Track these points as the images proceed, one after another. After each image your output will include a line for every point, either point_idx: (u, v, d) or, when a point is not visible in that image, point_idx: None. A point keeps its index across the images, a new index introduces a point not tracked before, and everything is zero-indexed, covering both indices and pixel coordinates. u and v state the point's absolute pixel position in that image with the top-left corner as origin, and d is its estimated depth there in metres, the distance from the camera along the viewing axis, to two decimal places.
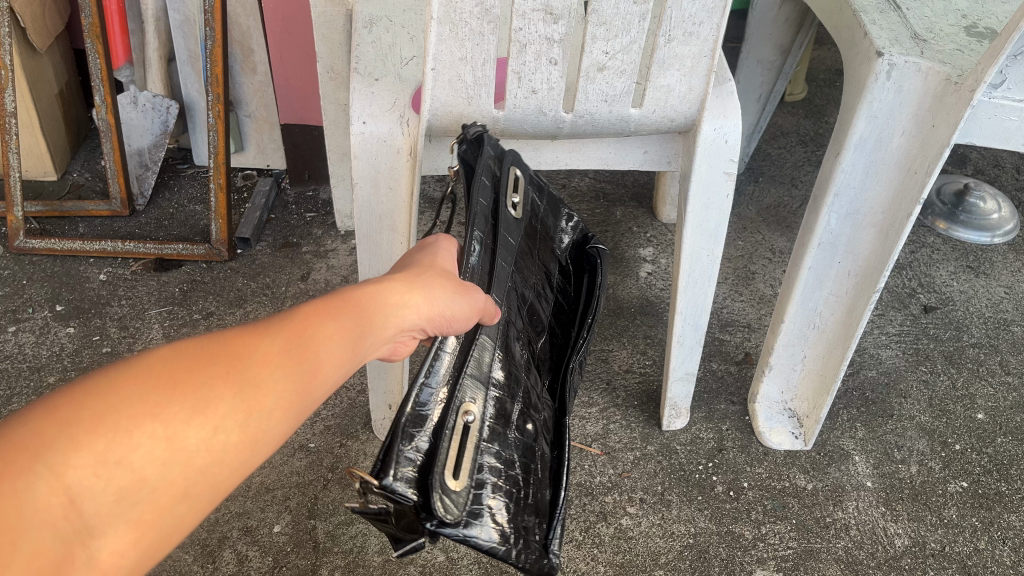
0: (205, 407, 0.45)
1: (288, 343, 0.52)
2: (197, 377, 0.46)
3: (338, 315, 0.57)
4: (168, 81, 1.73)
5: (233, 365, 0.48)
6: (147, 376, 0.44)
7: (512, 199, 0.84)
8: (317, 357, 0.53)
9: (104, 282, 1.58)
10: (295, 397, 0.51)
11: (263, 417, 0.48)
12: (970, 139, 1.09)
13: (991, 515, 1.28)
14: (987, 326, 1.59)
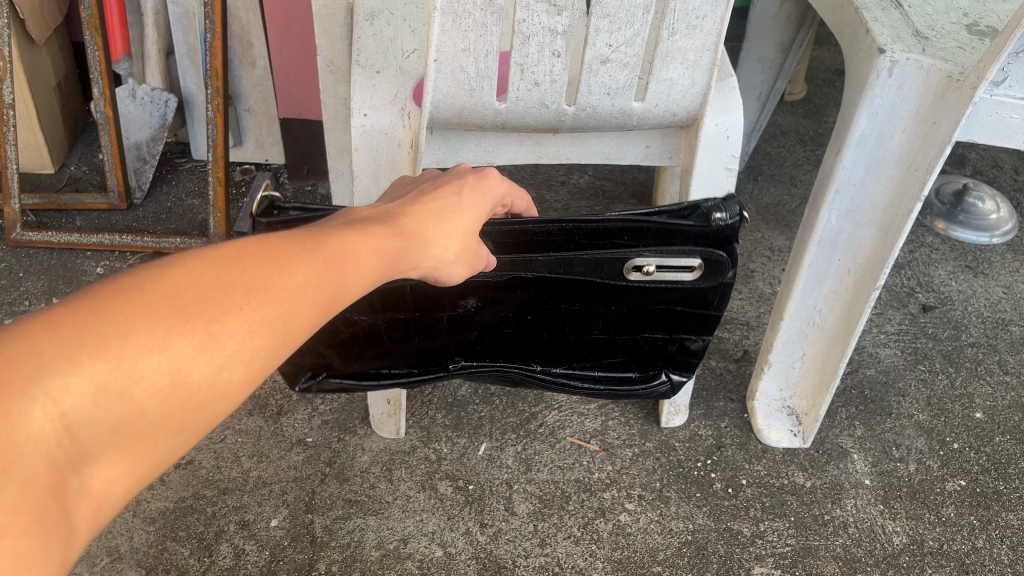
0: (213, 344, 0.47)
1: (301, 283, 0.53)
2: (209, 312, 0.47)
3: (350, 260, 0.58)
4: (167, 75, 1.72)
5: (247, 301, 0.50)
6: (160, 306, 0.45)
7: (649, 266, 0.93)
8: (324, 301, 0.55)
9: (101, 275, 1.57)
10: (295, 338, 0.53)
11: (265, 354, 0.51)
12: (971, 136, 1.09)
13: (989, 513, 1.28)
14: (985, 325, 1.59)
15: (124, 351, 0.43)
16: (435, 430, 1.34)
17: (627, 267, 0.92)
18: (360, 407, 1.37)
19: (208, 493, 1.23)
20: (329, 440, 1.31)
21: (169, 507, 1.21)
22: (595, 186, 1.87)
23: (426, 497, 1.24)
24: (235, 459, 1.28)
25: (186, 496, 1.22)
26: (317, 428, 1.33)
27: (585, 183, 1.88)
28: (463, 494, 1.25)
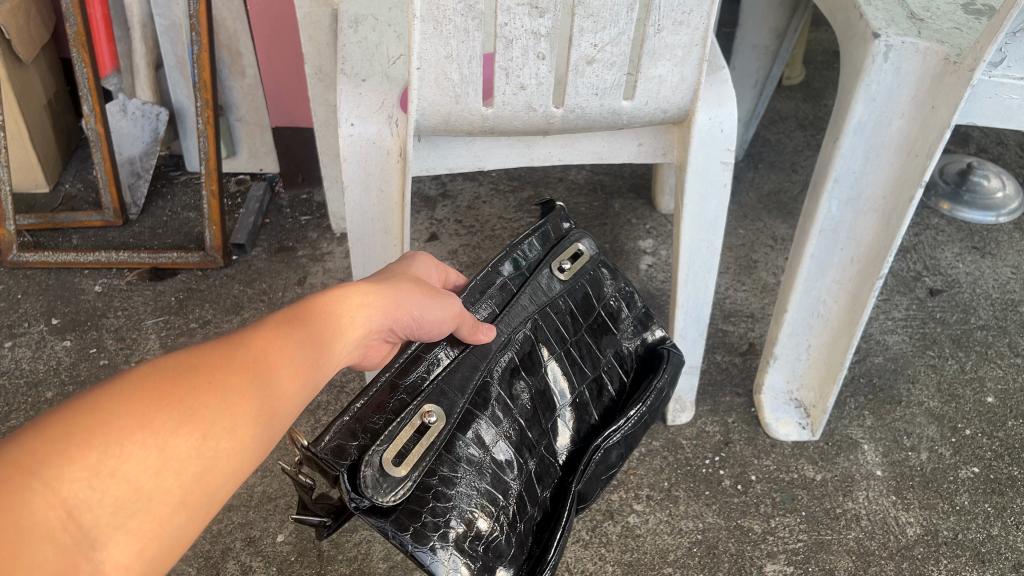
0: (193, 417, 0.48)
1: (254, 354, 0.55)
2: (182, 390, 0.49)
3: (301, 326, 0.61)
4: (157, 88, 1.72)
5: (215, 376, 0.51)
6: (134, 391, 0.46)
7: (563, 265, 0.90)
8: (289, 364, 0.57)
9: (99, 293, 1.56)
10: (273, 403, 0.54)
11: (249, 421, 0.52)
12: (971, 120, 1.06)
13: (1004, 500, 1.26)
14: (995, 307, 1.57)
15: (106, 436, 0.44)
16: None
17: (556, 275, 0.89)
18: None
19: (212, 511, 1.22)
20: None
21: None
22: (593, 182, 1.86)
23: None
24: None
25: None
26: None
27: (582, 178, 1.87)
28: None
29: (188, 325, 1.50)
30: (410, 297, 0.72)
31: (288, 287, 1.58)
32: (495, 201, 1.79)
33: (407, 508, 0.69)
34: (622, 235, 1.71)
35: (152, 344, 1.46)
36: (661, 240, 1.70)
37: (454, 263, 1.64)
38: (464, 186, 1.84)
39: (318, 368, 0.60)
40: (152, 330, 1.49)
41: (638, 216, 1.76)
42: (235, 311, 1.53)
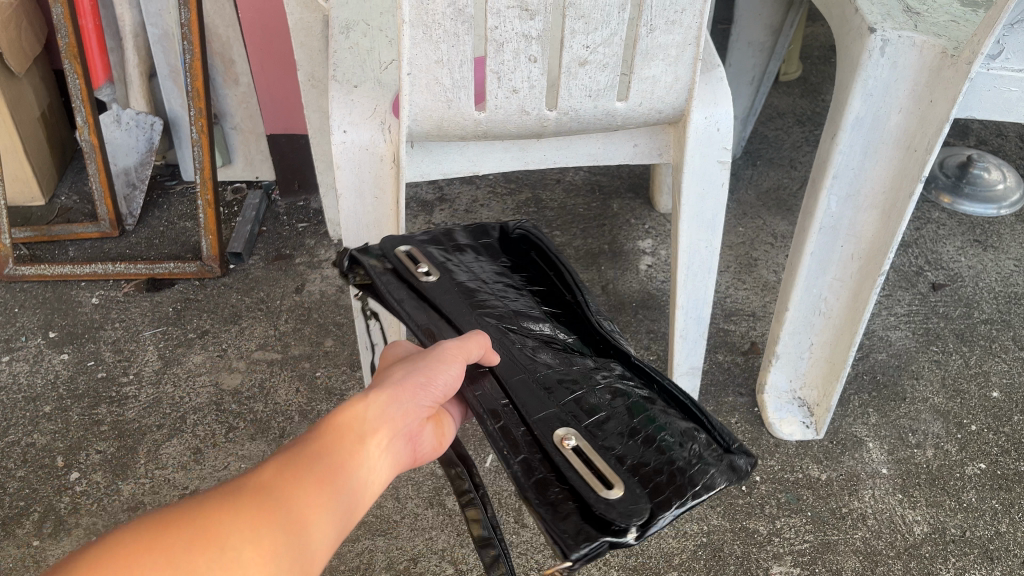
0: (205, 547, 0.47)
1: (267, 483, 0.54)
2: (192, 511, 0.49)
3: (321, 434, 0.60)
4: (151, 98, 1.71)
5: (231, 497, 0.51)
6: (142, 522, 0.46)
7: (422, 271, 0.91)
8: (313, 470, 0.57)
9: (96, 305, 1.55)
10: (304, 510, 0.54)
11: (275, 530, 0.51)
12: (970, 113, 1.05)
13: (1011, 495, 1.24)
14: (998, 300, 1.56)
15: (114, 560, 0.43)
16: None
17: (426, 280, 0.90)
18: None
19: None
20: None
21: None
22: (591, 183, 1.85)
23: (434, 514, 1.22)
24: None
25: None
26: None
27: (580, 180, 1.86)
28: None
29: (185, 336, 1.49)
30: (411, 372, 0.70)
31: (285, 296, 1.57)
32: (493, 204, 1.78)
33: (658, 503, 0.70)
34: (621, 236, 1.70)
35: (150, 355, 1.45)
36: (660, 240, 1.69)
37: None
38: (461, 189, 1.83)
39: (348, 483, 0.58)
40: (150, 341, 1.48)
41: (637, 216, 1.75)
42: (233, 320, 1.52)
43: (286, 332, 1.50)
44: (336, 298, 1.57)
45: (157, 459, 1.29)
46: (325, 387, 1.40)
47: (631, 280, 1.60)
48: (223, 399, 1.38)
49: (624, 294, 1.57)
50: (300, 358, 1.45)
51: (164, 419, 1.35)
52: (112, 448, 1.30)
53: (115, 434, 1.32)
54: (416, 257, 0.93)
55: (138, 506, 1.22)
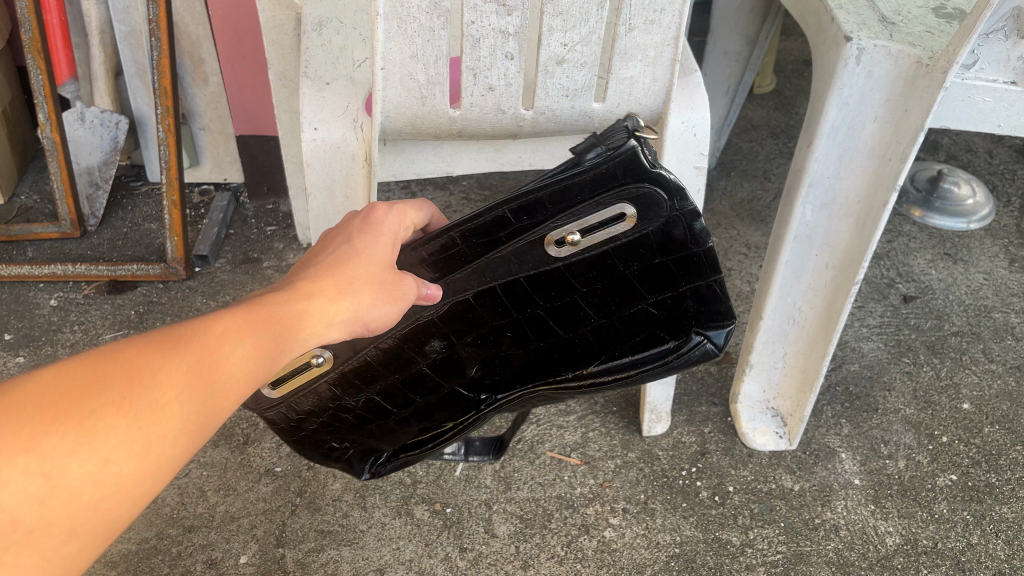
0: (95, 437, 0.48)
1: (202, 373, 0.55)
2: (124, 377, 0.51)
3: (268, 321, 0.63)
4: (117, 96, 1.67)
5: (164, 365, 0.53)
6: (72, 388, 0.48)
7: (573, 234, 0.84)
8: (246, 356, 0.59)
9: (55, 307, 1.51)
10: (228, 391, 0.57)
11: (196, 410, 0.54)
12: (943, 123, 1.05)
13: (983, 507, 1.24)
14: (968, 313, 1.57)
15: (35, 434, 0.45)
16: None
17: (551, 241, 0.84)
18: None
19: (172, 532, 1.17)
20: (299, 468, 1.25)
21: (132, 549, 1.14)
22: None
23: (402, 523, 1.19)
24: (201, 494, 1.21)
25: (150, 536, 1.16)
26: (286, 456, 1.27)
27: None
28: (440, 518, 1.20)
29: None
30: (379, 281, 0.73)
31: None
32: (466, 210, 1.76)
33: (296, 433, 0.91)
34: None
35: None
36: None
37: None
38: (434, 195, 1.80)
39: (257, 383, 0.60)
40: None
41: None
42: None
43: None
44: None
45: None
46: None
47: None
48: None
49: None
50: None
51: None
52: None
53: None
54: (576, 245, 0.84)
55: None
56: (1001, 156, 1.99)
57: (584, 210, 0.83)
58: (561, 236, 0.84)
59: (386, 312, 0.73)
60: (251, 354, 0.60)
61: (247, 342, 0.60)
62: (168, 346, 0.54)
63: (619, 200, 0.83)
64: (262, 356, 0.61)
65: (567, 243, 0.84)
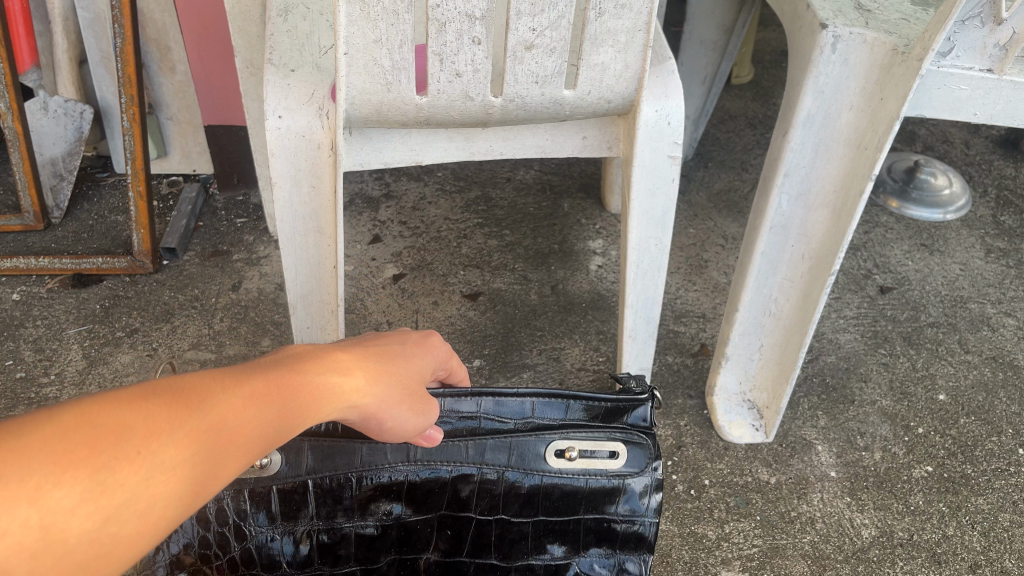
0: (102, 493, 0.44)
1: (222, 431, 0.52)
2: (149, 419, 0.48)
3: (301, 381, 0.59)
4: (81, 85, 1.63)
5: (187, 415, 0.50)
6: (94, 424, 0.45)
7: (571, 451, 0.82)
8: (272, 415, 0.56)
9: (17, 301, 1.47)
10: (241, 452, 0.53)
11: (208, 467, 0.50)
12: (921, 112, 1.03)
13: (958, 499, 1.23)
14: (944, 304, 1.56)
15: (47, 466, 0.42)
16: None
17: (551, 447, 0.82)
18: None
19: None
20: None
21: None
22: (542, 182, 1.82)
23: None
24: None
25: None
26: None
27: (531, 178, 1.83)
28: None
29: (113, 335, 1.41)
30: (407, 384, 0.68)
31: (221, 293, 1.51)
32: (441, 201, 1.74)
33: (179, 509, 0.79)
34: (572, 236, 1.67)
35: (73, 355, 1.37)
36: (610, 240, 1.67)
37: (398, 265, 1.58)
38: (408, 186, 1.78)
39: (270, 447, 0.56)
40: (75, 339, 1.40)
41: (588, 216, 1.73)
42: (165, 318, 1.45)
43: (221, 330, 1.43)
44: (274, 296, 1.51)
45: None
46: None
47: (580, 281, 1.57)
48: None
49: (573, 295, 1.54)
50: (235, 360, 1.38)
51: None
52: None
53: None
54: (565, 462, 0.82)
55: None
56: (978, 147, 1.99)
57: (590, 430, 0.82)
58: (559, 447, 0.82)
59: (405, 421, 0.68)
60: (270, 424, 0.56)
61: (270, 412, 0.56)
62: (189, 404, 0.51)
63: (611, 437, 0.82)
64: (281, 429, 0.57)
65: (564, 458, 0.82)
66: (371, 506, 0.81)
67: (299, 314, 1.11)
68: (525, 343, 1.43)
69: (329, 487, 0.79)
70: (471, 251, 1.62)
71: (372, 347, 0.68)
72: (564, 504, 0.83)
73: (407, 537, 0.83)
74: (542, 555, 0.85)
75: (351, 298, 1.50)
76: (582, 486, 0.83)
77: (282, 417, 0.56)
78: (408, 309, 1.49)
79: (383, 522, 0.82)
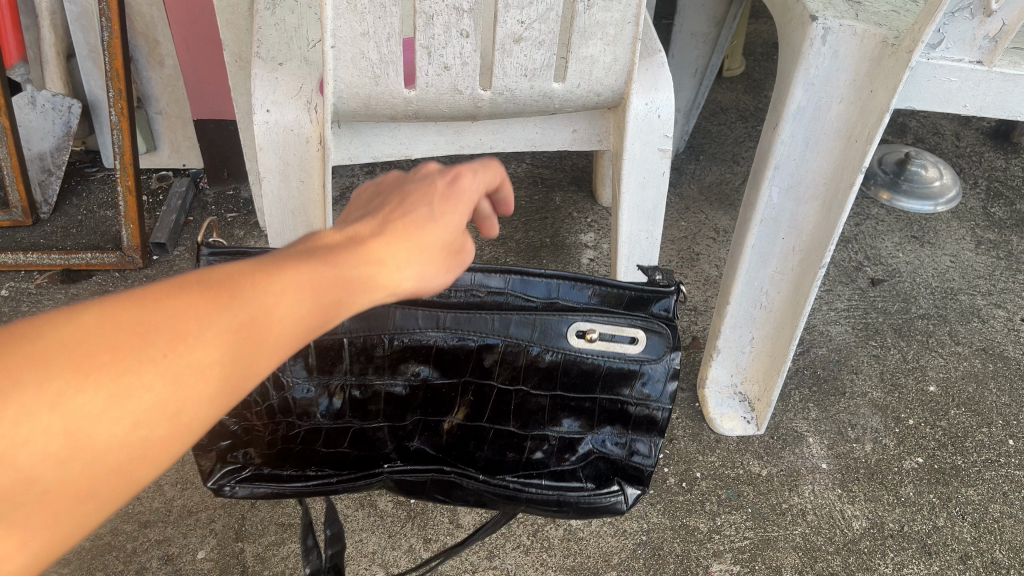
0: (124, 397, 0.37)
1: (279, 316, 0.43)
2: (176, 316, 0.40)
3: (373, 254, 0.49)
4: (69, 79, 1.62)
5: (231, 304, 0.42)
6: (111, 325, 0.38)
7: (591, 333, 0.80)
8: (345, 298, 0.47)
9: (6, 297, 1.46)
10: (302, 336, 0.45)
11: (258, 362, 0.43)
12: (910, 104, 1.04)
13: (949, 490, 1.24)
14: (935, 296, 1.57)
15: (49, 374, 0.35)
16: None
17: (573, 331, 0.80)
18: None
19: (128, 528, 1.12)
20: None
21: (84, 546, 1.10)
22: (533, 175, 1.82)
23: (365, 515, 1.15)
24: (157, 488, 1.17)
25: (103, 532, 1.11)
26: None
27: (522, 172, 1.82)
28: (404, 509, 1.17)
29: None
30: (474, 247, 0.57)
31: None
32: None
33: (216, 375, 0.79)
34: (563, 230, 1.67)
35: None
36: (602, 233, 1.67)
37: None
38: None
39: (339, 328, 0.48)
40: None
41: (580, 209, 1.73)
42: None
43: None
44: None
45: None
46: None
47: (572, 274, 1.57)
48: None
49: None
50: None
51: None
52: None
53: None
54: (585, 341, 0.80)
55: None
56: (968, 139, 2.00)
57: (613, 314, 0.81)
58: (580, 328, 0.80)
59: (477, 287, 0.57)
60: (316, 310, 0.45)
61: (315, 293, 0.45)
62: (221, 294, 0.42)
63: (630, 324, 0.81)
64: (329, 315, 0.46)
65: (586, 339, 0.80)
66: (400, 367, 0.81)
67: None
68: None
69: (363, 345, 0.80)
70: None
71: (455, 204, 0.56)
72: (581, 381, 0.82)
73: (433, 399, 0.81)
74: (558, 428, 0.82)
75: None
76: (600, 367, 0.81)
77: (327, 298, 0.46)
78: None
79: (411, 383, 0.81)
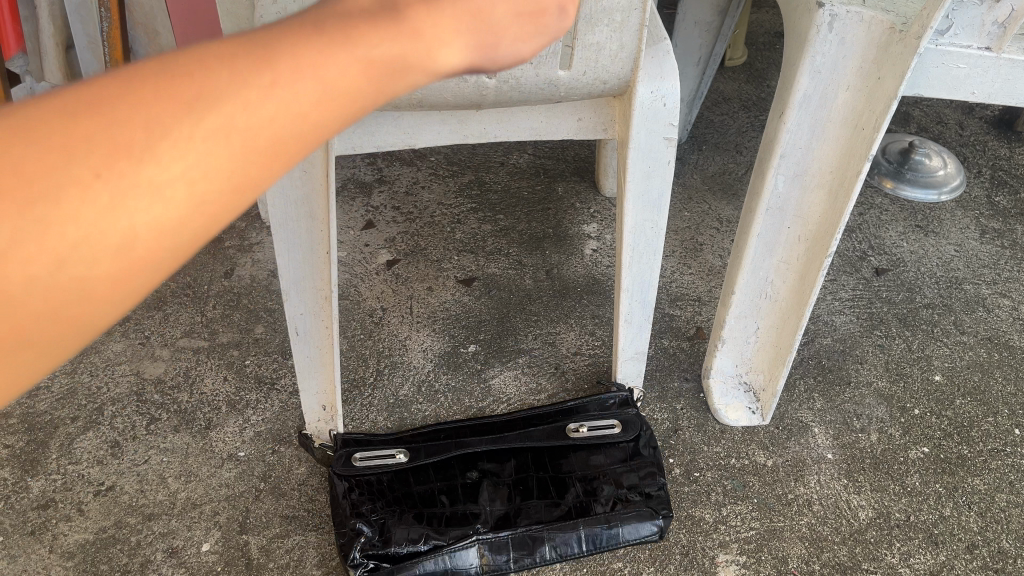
0: (33, 239, 0.28)
1: (249, 122, 0.33)
2: (103, 128, 0.30)
3: (371, 31, 0.36)
4: (68, 71, 1.61)
5: (180, 111, 0.31)
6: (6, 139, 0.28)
7: None
8: (340, 96, 0.35)
9: None
10: (290, 148, 0.34)
11: (228, 185, 0.33)
12: (917, 90, 1.03)
13: (955, 479, 1.24)
14: (940, 285, 1.56)
15: None
16: (376, 431, 1.24)
17: None
18: (296, 415, 1.27)
19: (132, 521, 1.11)
20: (263, 452, 1.21)
21: (88, 539, 1.09)
22: (536, 165, 1.81)
23: None
24: (161, 481, 1.16)
25: (108, 525, 1.11)
26: (249, 441, 1.23)
27: (525, 162, 1.82)
28: None
29: None
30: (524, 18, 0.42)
31: (214, 280, 1.50)
32: (434, 186, 1.73)
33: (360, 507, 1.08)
34: (566, 220, 1.67)
35: None
36: (605, 224, 1.66)
37: (392, 251, 1.57)
38: (400, 171, 1.76)
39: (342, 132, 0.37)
40: None
41: (582, 199, 1.72)
42: (157, 306, 1.44)
43: (214, 318, 1.42)
44: (267, 283, 1.50)
45: (71, 453, 1.19)
46: (255, 376, 1.33)
47: (575, 265, 1.56)
48: (144, 389, 1.30)
49: (568, 279, 1.53)
50: (228, 347, 1.37)
51: (80, 411, 1.26)
52: (22, 443, 1.20)
53: (25, 427, 1.23)
54: None
55: (49, 504, 1.13)
56: (972, 128, 1.99)
57: None
58: None
59: (521, 48, 0.42)
60: (332, 110, 0.35)
61: (325, 84, 0.34)
62: (188, 101, 0.31)
63: None
64: (348, 114, 0.36)
65: None
66: None
67: (293, 301, 1.10)
68: (521, 328, 1.43)
69: None
70: (465, 236, 1.61)
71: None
72: None
73: None
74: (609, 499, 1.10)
75: (344, 285, 1.49)
76: None
77: (339, 98, 0.35)
78: (402, 295, 1.48)
79: None
